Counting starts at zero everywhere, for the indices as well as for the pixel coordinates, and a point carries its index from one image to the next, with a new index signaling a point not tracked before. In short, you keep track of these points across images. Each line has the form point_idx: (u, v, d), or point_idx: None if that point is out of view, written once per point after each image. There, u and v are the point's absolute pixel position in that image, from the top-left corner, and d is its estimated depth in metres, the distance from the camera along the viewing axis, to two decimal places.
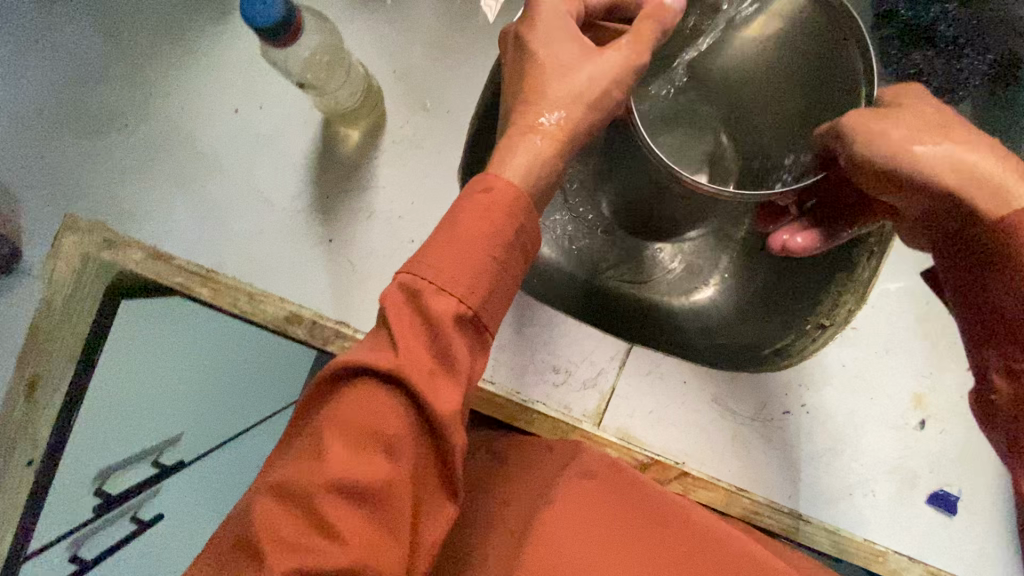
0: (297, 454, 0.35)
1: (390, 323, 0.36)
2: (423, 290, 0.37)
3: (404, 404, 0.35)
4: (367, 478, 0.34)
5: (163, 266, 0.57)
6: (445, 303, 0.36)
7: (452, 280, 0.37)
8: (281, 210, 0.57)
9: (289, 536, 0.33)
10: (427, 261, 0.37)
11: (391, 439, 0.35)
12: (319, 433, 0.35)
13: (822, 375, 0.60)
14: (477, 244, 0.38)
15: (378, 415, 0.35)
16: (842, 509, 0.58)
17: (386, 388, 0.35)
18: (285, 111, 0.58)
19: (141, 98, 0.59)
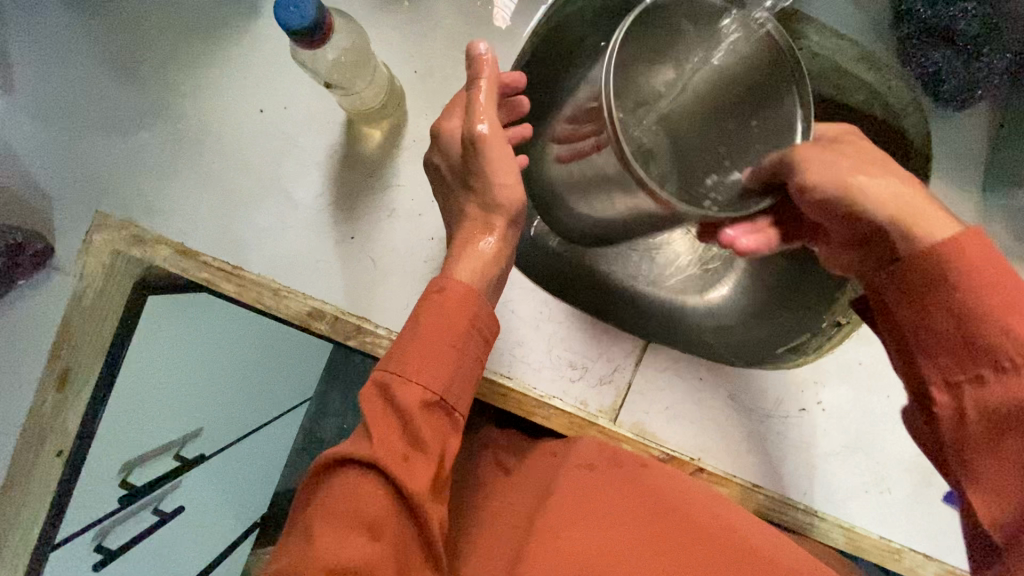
0: (294, 539, 0.40)
1: (368, 420, 0.41)
2: (395, 384, 0.42)
3: (385, 487, 0.40)
4: (356, 558, 0.38)
5: (190, 262, 0.58)
6: (415, 398, 0.42)
7: (421, 374, 0.42)
8: (304, 208, 0.58)
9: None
10: (398, 361, 0.43)
11: (374, 523, 0.39)
12: (309, 524, 0.39)
13: (838, 372, 0.60)
14: (441, 341, 0.43)
15: (362, 502, 0.39)
16: (859, 507, 0.58)
17: (367, 476, 0.40)
18: (309, 112, 0.59)
19: (170, 99, 0.60)
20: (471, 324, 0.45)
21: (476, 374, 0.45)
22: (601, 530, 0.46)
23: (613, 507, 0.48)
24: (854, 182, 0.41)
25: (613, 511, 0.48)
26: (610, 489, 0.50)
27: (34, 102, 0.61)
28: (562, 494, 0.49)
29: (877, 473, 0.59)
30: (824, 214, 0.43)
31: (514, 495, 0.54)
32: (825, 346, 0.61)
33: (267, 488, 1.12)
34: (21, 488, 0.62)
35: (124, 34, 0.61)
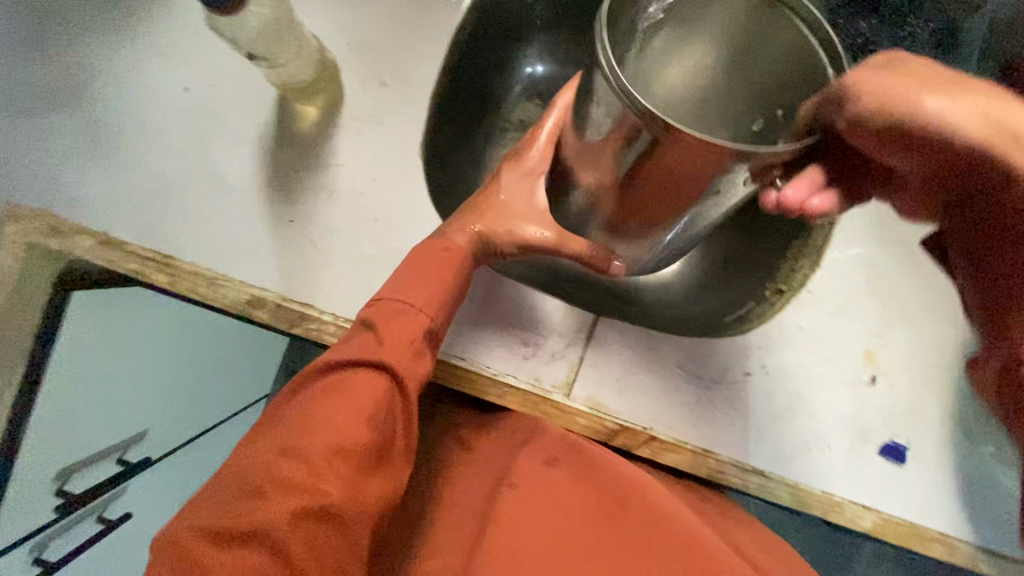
0: (299, 419, 0.41)
1: (379, 327, 0.45)
2: (399, 307, 0.46)
3: (385, 381, 0.43)
4: (355, 438, 0.40)
5: (114, 252, 0.55)
6: (411, 317, 0.46)
7: (422, 301, 0.47)
8: (238, 191, 0.56)
9: (287, 479, 0.38)
10: (406, 287, 0.47)
11: (374, 409, 0.42)
12: (315, 405, 0.41)
13: (780, 337, 0.62)
14: (441, 277, 0.48)
15: (366, 391, 0.42)
16: (803, 464, 0.61)
17: (371, 370, 0.43)
18: (239, 89, 0.56)
19: (84, 78, 0.56)
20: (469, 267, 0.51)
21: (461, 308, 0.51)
22: (562, 538, 0.50)
23: (574, 502, 0.53)
24: (932, 108, 0.39)
25: (575, 514, 0.52)
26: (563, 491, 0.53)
27: None
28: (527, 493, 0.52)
29: (819, 431, 0.61)
30: (904, 154, 0.42)
31: (478, 485, 0.57)
32: (777, 308, 0.64)
33: None
34: None
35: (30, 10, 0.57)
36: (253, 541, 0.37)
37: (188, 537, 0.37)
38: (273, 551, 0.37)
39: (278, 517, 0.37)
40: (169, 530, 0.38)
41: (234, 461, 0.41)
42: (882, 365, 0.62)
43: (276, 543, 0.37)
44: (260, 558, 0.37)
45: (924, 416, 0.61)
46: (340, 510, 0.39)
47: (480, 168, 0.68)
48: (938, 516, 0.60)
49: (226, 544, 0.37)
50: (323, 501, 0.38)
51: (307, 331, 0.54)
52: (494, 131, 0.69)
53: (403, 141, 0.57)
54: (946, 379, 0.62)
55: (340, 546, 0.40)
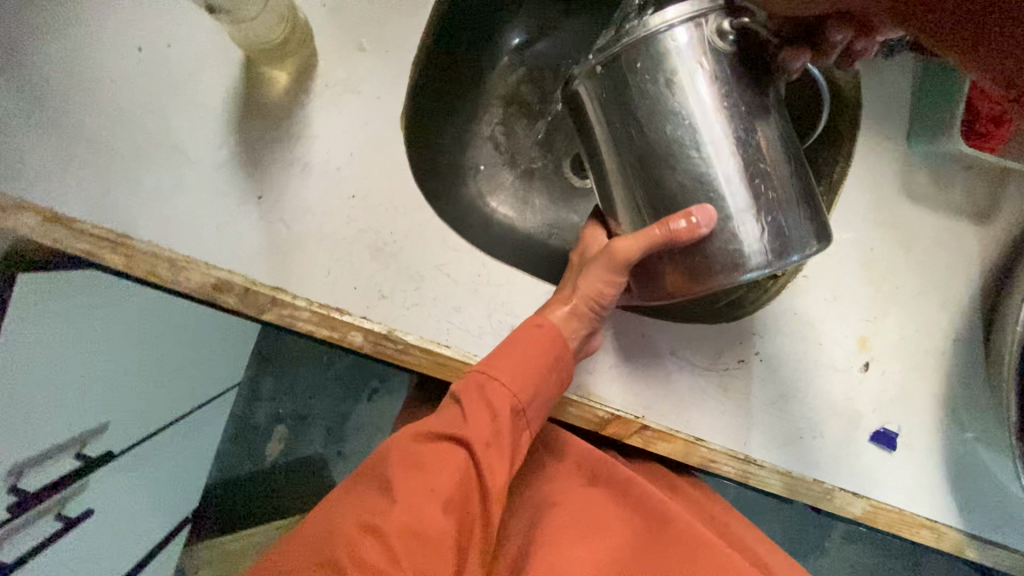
0: (384, 494, 0.42)
1: (466, 406, 0.45)
2: (488, 385, 0.45)
3: (465, 466, 0.44)
4: (432, 523, 0.41)
5: (62, 231, 0.50)
6: (498, 398, 0.45)
7: (510, 380, 0.45)
8: (200, 164, 0.51)
9: (367, 558, 0.39)
10: (497, 364, 0.46)
11: (451, 497, 0.43)
12: (400, 482, 0.42)
13: (775, 322, 0.60)
14: (534, 357, 0.46)
15: (446, 476, 0.43)
16: (794, 452, 0.60)
17: (456, 455, 0.44)
18: (199, 50, 0.51)
19: (22, 34, 0.50)
20: (564, 346, 0.48)
21: (551, 394, 0.47)
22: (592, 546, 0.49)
23: (607, 538, 0.51)
24: None
25: (606, 525, 0.51)
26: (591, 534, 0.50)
27: None
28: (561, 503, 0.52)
29: (812, 418, 0.60)
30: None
31: (516, 520, 0.54)
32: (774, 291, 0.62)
33: (198, 481, 1.04)
34: None
35: None
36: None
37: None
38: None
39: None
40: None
41: (318, 521, 0.42)
42: (877, 352, 0.61)
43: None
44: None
45: (915, 403, 0.60)
46: None
47: (464, 148, 0.64)
48: (926, 501, 0.60)
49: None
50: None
51: (279, 317, 0.50)
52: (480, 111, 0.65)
53: (384, 112, 0.52)
54: (942, 364, 0.61)
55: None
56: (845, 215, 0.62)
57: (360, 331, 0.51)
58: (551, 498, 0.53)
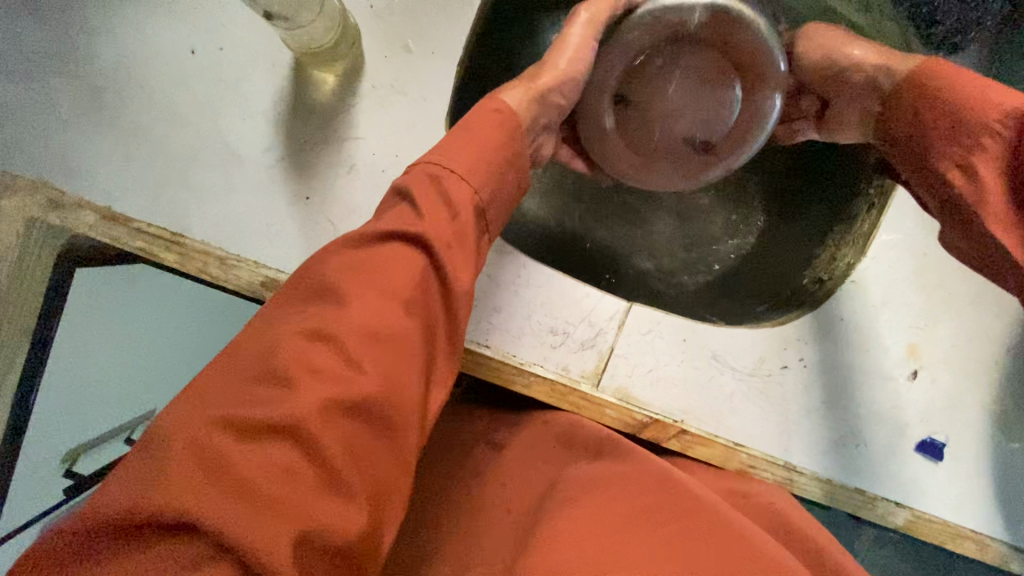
0: (326, 300, 0.34)
1: (418, 200, 0.38)
2: (443, 175, 0.39)
3: (423, 262, 0.37)
4: (392, 326, 0.35)
5: (121, 229, 0.51)
6: (451, 185, 0.39)
7: (464, 170, 0.40)
8: (251, 164, 0.52)
9: (319, 367, 0.32)
10: (446, 154, 0.40)
11: (409, 294, 0.36)
12: (344, 285, 0.35)
13: (821, 329, 0.59)
14: (488, 151, 0.41)
15: (402, 273, 0.36)
16: (837, 460, 0.59)
17: (411, 249, 0.37)
18: (250, 51, 0.51)
19: (80, 39, 0.52)
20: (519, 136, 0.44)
21: (510, 197, 0.44)
22: (595, 513, 0.43)
23: (623, 495, 0.45)
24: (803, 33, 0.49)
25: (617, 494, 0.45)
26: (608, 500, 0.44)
27: None
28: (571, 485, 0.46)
29: (857, 427, 0.59)
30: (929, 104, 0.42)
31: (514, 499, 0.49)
32: (823, 296, 0.61)
33: None
34: None
35: None
36: (275, 433, 0.30)
37: (190, 431, 0.30)
38: (303, 444, 0.31)
39: (306, 407, 0.31)
40: (180, 413, 0.31)
41: (242, 349, 0.33)
42: (926, 360, 0.59)
43: (309, 439, 0.31)
44: (286, 451, 0.31)
45: (966, 412, 0.59)
46: (378, 402, 0.33)
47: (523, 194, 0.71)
48: (972, 513, 0.59)
49: (247, 436, 0.30)
50: (359, 393, 0.32)
51: None
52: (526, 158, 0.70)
53: (429, 113, 0.52)
54: (995, 374, 0.59)
55: (381, 452, 0.34)
56: (897, 220, 0.60)
57: None
58: (557, 481, 0.48)
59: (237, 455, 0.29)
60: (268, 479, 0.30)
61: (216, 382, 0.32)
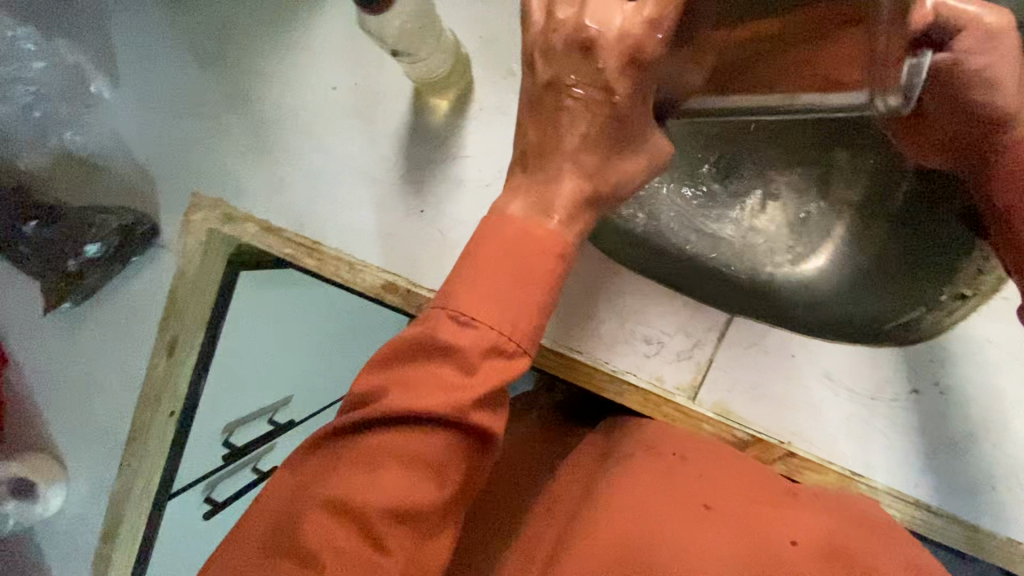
0: (352, 472, 0.35)
1: (455, 371, 0.36)
2: (486, 341, 0.36)
3: (451, 434, 0.36)
4: (421, 505, 0.35)
5: (273, 238, 0.61)
6: (492, 352, 0.36)
7: (508, 329, 0.37)
8: (377, 183, 0.59)
9: (343, 549, 0.34)
10: (489, 312, 0.36)
11: (437, 469, 0.36)
12: (374, 459, 0.35)
13: (962, 350, 0.53)
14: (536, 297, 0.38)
15: (430, 449, 0.36)
16: (985, 503, 0.51)
17: (442, 425, 0.36)
18: (378, 84, 0.59)
19: (245, 77, 0.61)
20: None
21: None
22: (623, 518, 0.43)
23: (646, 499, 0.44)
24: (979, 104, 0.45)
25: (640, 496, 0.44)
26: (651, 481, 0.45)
27: (129, 89, 0.63)
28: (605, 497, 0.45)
29: (1014, 467, 0.51)
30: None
31: None
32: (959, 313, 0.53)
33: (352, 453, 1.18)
34: (144, 441, 0.69)
35: (199, 15, 0.61)
36: None
37: None
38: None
39: None
40: None
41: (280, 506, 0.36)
42: None
43: None
44: None
45: None
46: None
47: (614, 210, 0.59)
48: None
49: None
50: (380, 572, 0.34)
51: None
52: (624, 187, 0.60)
53: None
54: None
55: None
56: None
57: None
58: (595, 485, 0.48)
59: None
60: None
61: (257, 543, 0.36)
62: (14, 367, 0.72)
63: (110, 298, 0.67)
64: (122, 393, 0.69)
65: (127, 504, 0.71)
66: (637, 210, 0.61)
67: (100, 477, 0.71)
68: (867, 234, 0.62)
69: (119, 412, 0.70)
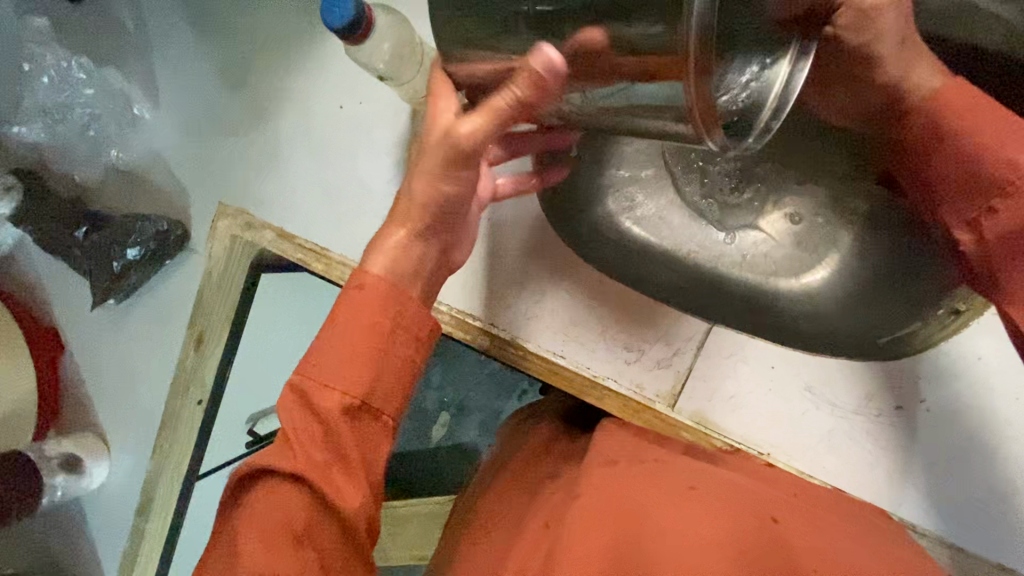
0: (229, 546, 0.41)
1: (292, 431, 0.41)
2: (317, 394, 0.41)
3: (299, 492, 0.40)
4: (284, 562, 0.39)
5: (288, 244, 0.67)
6: (334, 404, 0.41)
7: (343, 379, 0.42)
8: (379, 195, 0.64)
9: None
10: (323, 372, 0.42)
11: (297, 527, 0.40)
12: (240, 529, 0.41)
13: (951, 367, 0.52)
14: (367, 349, 0.42)
15: (284, 511, 0.40)
16: (969, 523, 0.51)
17: (289, 484, 0.40)
18: (381, 103, 0.63)
19: (265, 97, 0.67)
20: None
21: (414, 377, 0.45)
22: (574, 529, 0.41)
23: (617, 500, 0.43)
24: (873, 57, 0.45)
25: (618, 498, 0.44)
26: (639, 474, 0.47)
27: (168, 109, 0.70)
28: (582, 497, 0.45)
29: (1002, 491, 0.50)
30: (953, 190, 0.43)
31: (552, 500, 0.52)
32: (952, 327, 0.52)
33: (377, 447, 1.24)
34: (174, 426, 0.76)
35: (224, 41, 0.68)
36: None
37: None
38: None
39: None
40: None
41: None
42: None
43: None
44: None
45: None
46: None
47: (596, 206, 0.62)
48: None
49: None
50: None
51: None
52: (597, 190, 0.63)
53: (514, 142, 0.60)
54: None
55: None
56: None
57: (489, 336, 0.61)
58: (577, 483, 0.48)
59: None
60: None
61: None
62: (70, 357, 0.81)
63: (149, 295, 0.75)
64: (158, 381, 0.77)
65: (159, 482, 0.79)
66: (625, 212, 0.63)
67: (140, 457, 0.80)
68: (876, 241, 0.60)
69: (155, 397, 0.77)
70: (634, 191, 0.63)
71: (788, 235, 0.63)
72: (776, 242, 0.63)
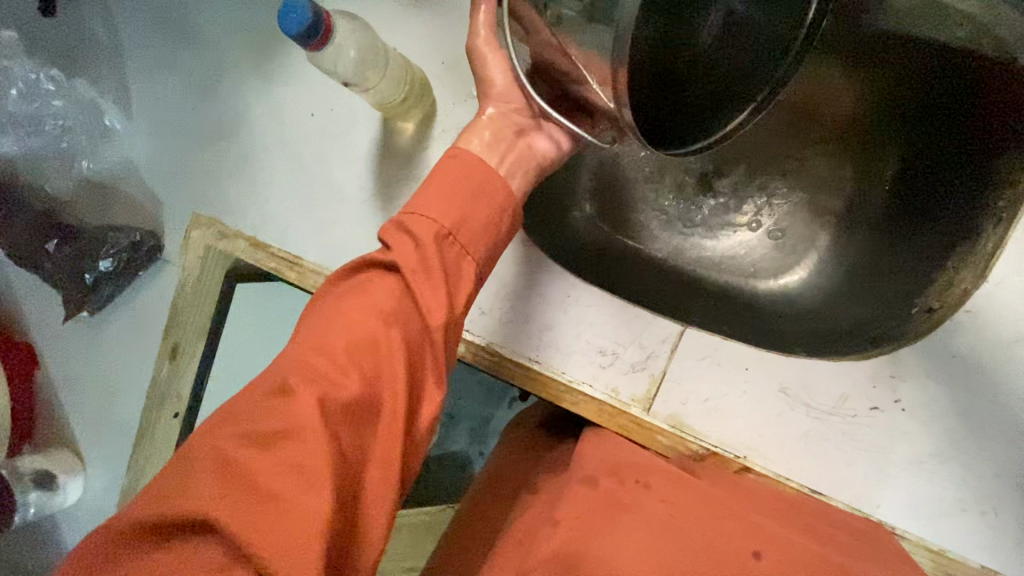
0: (315, 324, 0.38)
1: (389, 241, 0.41)
2: (411, 219, 0.42)
3: (397, 285, 0.40)
4: (379, 337, 0.37)
5: (261, 253, 0.66)
6: (427, 228, 0.41)
7: (439, 211, 0.42)
8: (353, 201, 0.64)
9: (314, 368, 0.35)
10: (423, 199, 0.42)
11: (387, 310, 0.38)
12: (335, 306, 0.39)
13: (922, 367, 0.51)
14: (460, 186, 0.43)
15: (377, 296, 0.39)
16: (946, 523, 0.50)
17: (386, 276, 0.40)
18: (351, 109, 0.63)
19: (234, 106, 0.67)
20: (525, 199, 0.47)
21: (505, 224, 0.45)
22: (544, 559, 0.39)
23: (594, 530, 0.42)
24: None
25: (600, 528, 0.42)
26: (619, 496, 0.46)
27: (138, 119, 0.70)
28: (559, 520, 0.44)
29: (978, 490, 0.50)
30: None
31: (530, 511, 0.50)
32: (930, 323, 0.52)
33: None
34: (151, 439, 0.75)
35: (191, 52, 0.67)
36: (280, 436, 0.33)
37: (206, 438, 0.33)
38: (305, 445, 0.33)
39: (301, 408, 0.34)
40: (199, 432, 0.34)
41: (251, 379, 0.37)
42: None
43: (305, 436, 0.33)
44: (293, 455, 0.32)
45: None
46: (365, 405, 0.36)
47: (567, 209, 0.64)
48: None
49: (251, 442, 0.33)
50: (348, 395, 0.35)
51: None
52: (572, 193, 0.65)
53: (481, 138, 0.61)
54: None
55: (373, 460, 0.36)
56: None
57: (464, 342, 0.60)
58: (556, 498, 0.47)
59: (240, 457, 0.32)
60: (284, 482, 0.32)
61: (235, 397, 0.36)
62: (46, 371, 0.80)
63: (123, 306, 0.74)
64: (135, 394, 0.76)
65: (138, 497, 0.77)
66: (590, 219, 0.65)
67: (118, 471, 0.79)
68: (854, 243, 0.62)
69: (132, 410, 0.77)
70: (603, 204, 0.66)
71: (777, 233, 0.65)
72: (760, 242, 0.65)
